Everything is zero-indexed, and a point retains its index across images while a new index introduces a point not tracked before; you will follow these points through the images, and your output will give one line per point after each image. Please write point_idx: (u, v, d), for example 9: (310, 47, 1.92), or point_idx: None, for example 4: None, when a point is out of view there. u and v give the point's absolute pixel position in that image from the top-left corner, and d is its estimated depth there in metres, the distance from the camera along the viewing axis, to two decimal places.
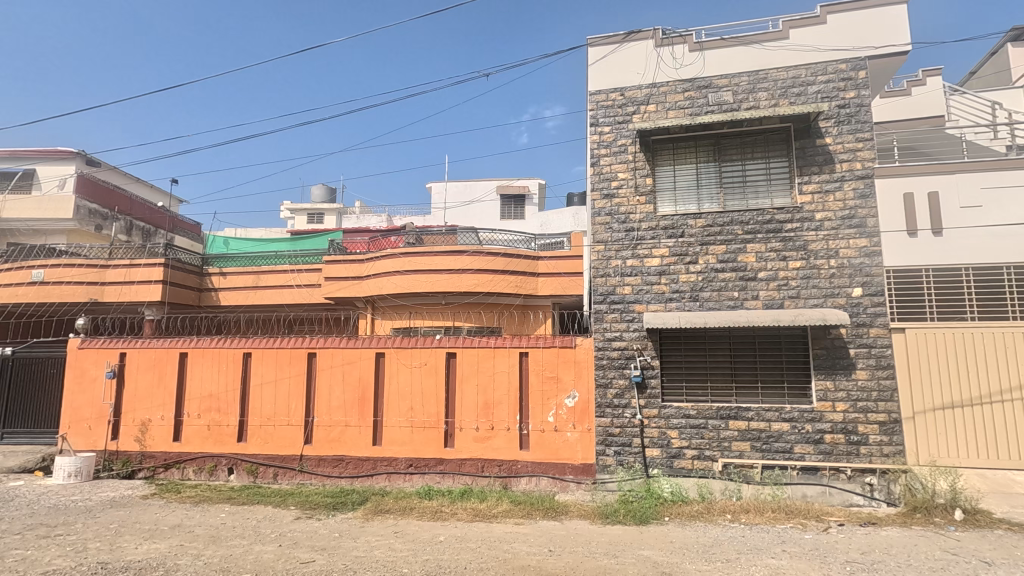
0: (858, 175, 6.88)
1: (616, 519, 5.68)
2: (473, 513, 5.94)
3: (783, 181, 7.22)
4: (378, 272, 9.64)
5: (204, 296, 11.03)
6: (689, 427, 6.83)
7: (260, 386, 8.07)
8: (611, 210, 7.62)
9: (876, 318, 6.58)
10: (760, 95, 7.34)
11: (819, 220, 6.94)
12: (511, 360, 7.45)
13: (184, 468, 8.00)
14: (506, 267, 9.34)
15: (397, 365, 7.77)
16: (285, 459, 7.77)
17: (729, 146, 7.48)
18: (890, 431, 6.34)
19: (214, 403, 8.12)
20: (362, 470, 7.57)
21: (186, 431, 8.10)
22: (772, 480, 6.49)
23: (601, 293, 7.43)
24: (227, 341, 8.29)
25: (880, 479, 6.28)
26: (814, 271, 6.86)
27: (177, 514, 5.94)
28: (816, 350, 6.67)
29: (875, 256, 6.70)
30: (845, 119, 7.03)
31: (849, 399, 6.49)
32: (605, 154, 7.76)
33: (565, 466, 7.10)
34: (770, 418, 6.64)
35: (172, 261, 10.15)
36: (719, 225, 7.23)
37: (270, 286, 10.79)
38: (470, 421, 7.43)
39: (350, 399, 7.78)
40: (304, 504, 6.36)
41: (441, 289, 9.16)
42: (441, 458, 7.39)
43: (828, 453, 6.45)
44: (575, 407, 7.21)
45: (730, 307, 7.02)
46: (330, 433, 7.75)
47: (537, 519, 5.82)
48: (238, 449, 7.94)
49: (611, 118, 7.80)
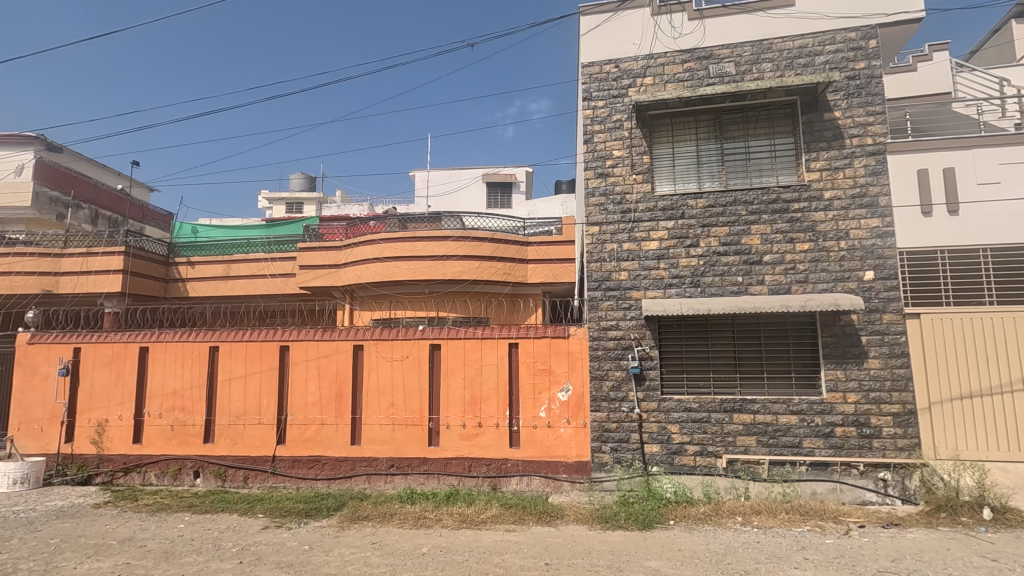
0: (869, 150, 6.46)
1: (616, 524, 5.19)
2: (459, 520, 5.40)
3: (789, 159, 6.78)
4: (356, 259, 9.06)
5: (171, 288, 10.32)
6: (691, 421, 6.37)
7: (229, 383, 7.46)
8: (606, 189, 7.10)
9: (889, 303, 6.19)
10: (765, 67, 6.86)
11: (828, 199, 6.51)
12: (500, 352, 6.93)
13: (146, 473, 7.39)
14: (493, 253, 8.83)
15: (377, 358, 7.21)
16: (255, 460, 7.20)
17: (731, 122, 7.02)
18: (905, 423, 5.97)
19: (179, 401, 7.50)
20: (340, 471, 7.02)
21: (148, 432, 7.48)
22: (781, 477, 6.07)
23: (596, 280, 6.92)
24: (192, 333, 7.67)
25: (894, 475, 5.91)
26: (823, 253, 6.43)
27: (129, 526, 5.31)
28: (825, 337, 6.26)
29: (887, 237, 6.29)
30: (855, 91, 6.58)
31: (861, 390, 6.10)
32: (599, 130, 7.23)
33: (558, 464, 6.62)
34: (777, 411, 6.21)
35: (132, 249, 9.44)
36: (721, 205, 6.76)
37: (242, 275, 10.13)
38: (456, 417, 6.90)
39: (327, 395, 7.21)
40: (274, 511, 5.77)
41: (424, 277, 8.61)
42: (425, 458, 6.86)
43: (838, 447, 6.04)
44: (569, 401, 6.71)
45: (733, 293, 6.57)
46: (305, 432, 7.18)
47: (530, 525, 5.31)
48: (204, 451, 7.33)
49: (606, 92, 7.27)
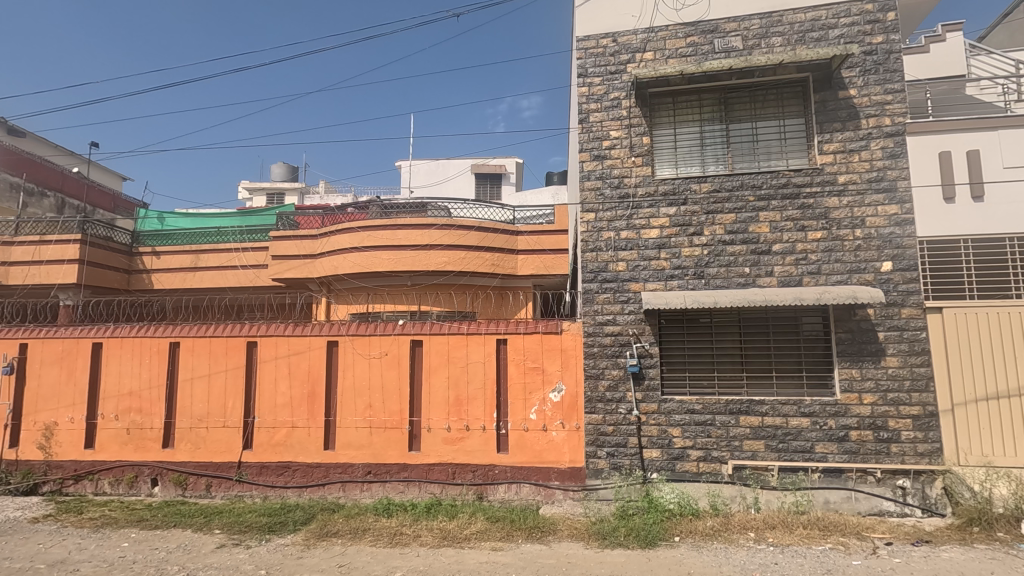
0: (886, 131, 5.98)
1: (615, 542, 4.67)
2: (440, 537, 4.84)
3: (799, 141, 6.29)
4: (333, 248, 8.46)
5: (134, 279, 9.61)
6: (693, 424, 5.85)
7: (191, 382, 6.83)
8: (603, 172, 6.55)
9: (908, 296, 5.72)
10: (774, 41, 6.33)
11: (843, 183, 6.02)
12: (487, 349, 6.38)
13: (99, 480, 6.76)
14: (480, 243, 8.28)
15: (353, 356, 6.62)
16: (219, 467, 6.59)
17: (737, 102, 6.51)
18: (925, 427, 5.50)
19: (135, 402, 6.86)
20: (312, 479, 6.44)
21: (102, 437, 6.83)
22: (793, 485, 5.60)
23: (591, 271, 6.38)
24: (151, 328, 7.02)
25: (914, 483, 5.47)
26: (837, 243, 5.94)
27: (64, 546, 4.69)
28: (839, 334, 5.78)
29: (907, 225, 5.82)
30: (872, 68, 6.09)
31: (878, 391, 5.62)
32: (595, 109, 6.66)
33: (549, 471, 6.09)
34: (787, 413, 5.71)
35: (90, 237, 8.73)
36: (727, 190, 6.25)
37: (211, 266, 9.48)
38: (440, 420, 6.34)
39: (298, 396, 6.61)
40: (232, 526, 5.16)
41: (406, 267, 8.02)
42: (404, 464, 6.30)
43: (854, 453, 5.57)
44: (562, 402, 6.17)
45: (740, 285, 6.06)
46: (274, 435, 6.57)
47: (519, 543, 4.76)
48: (163, 457, 6.70)
49: (602, 68, 6.71)
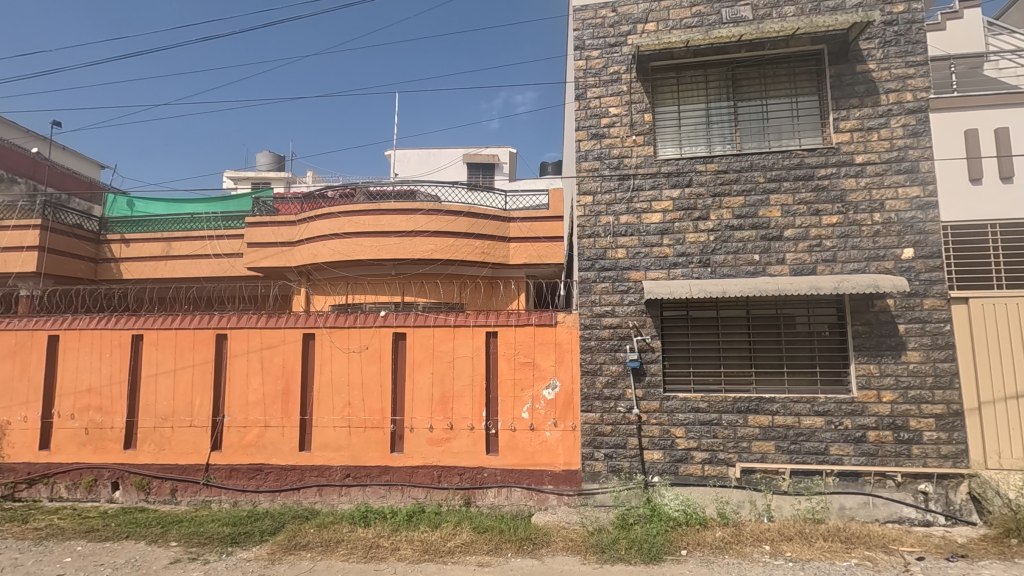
0: (908, 108, 5.53)
1: (615, 556, 4.23)
2: (420, 550, 4.35)
3: (814, 120, 5.84)
4: (313, 235, 7.97)
5: (101, 269, 9.08)
6: (698, 423, 5.40)
7: (155, 379, 6.31)
8: (601, 153, 6.07)
9: (931, 286, 5.28)
10: (786, 11, 5.86)
11: (860, 164, 5.56)
12: (475, 343, 5.90)
13: (55, 484, 6.23)
14: (469, 230, 7.82)
15: (330, 349, 6.11)
16: (185, 470, 6.08)
17: (745, 77, 6.04)
18: (950, 427, 5.08)
19: (94, 399, 6.33)
20: (286, 482, 5.94)
21: (58, 437, 6.31)
22: (806, 490, 5.16)
23: (588, 258, 5.90)
24: (111, 320, 6.48)
25: (937, 487, 5.05)
26: (855, 228, 5.49)
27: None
28: (855, 326, 5.34)
29: (929, 209, 5.37)
30: (893, 40, 5.62)
31: (898, 388, 5.19)
32: (593, 84, 6.16)
33: (542, 474, 5.63)
34: (799, 412, 5.27)
35: (51, 222, 8.17)
36: (735, 170, 5.77)
37: (184, 255, 8.97)
38: (424, 418, 5.86)
39: (271, 393, 6.10)
40: (191, 537, 4.66)
41: (390, 255, 7.55)
42: (386, 467, 5.82)
43: (872, 455, 5.13)
44: (555, 400, 5.71)
45: (749, 274, 5.60)
46: (245, 436, 6.07)
47: (509, 557, 4.29)
48: (124, 459, 6.19)
49: (601, 40, 6.20)
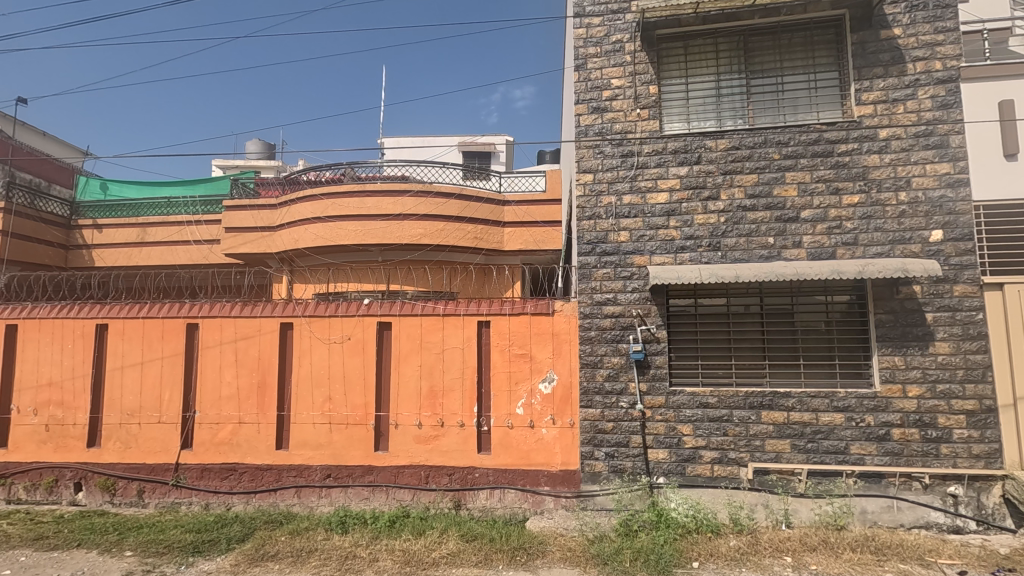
0: (937, 77, 5.07)
1: (618, 569, 3.83)
2: (401, 562, 3.93)
3: (832, 93, 5.39)
4: (295, 220, 7.52)
5: (72, 256, 8.63)
6: (707, 420, 4.97)
7: (121, 372, 5.85)
8: (603, 128, 5.60)
9: (961, 271, 4.84)
10: None
11: (884, 138, 5.11)
12: (466, 333, 5.45)
13: (13, 485, 5.79)
14: (460, 213, 7.37)
15: (310, 340, 5.65)
16: (153, 470, 5.63)
17: (758, 47, 5.57)
18: (982, 425, 4.66)
19: (56, 393, 5.87)
20: (261, 483, 5.50)
21: (16, 435, 5.86)
22: (826, 492, 4.74)
23: (588, 242, 5.44)
24: (74, 309, 6.01)
25: (967, 490, 4.64)
26: (878, 208, 5.05)
27: None
28: (878, 315, 4.91)
29: (960, 187, 4.93)
30: (921, 3, 5.16)
31: (925, 382, 4.77)
32: (594, 54, 5.68)
33: (538, 475, 5.20)
34: (817, 408, 4.84)
35: (16, 205, 7.65)
36: (748, 147, 5.32)
37: (160, 242, 8.55)
38: (411, 414, 5.41)
39: (245, 387, 5.65)
40: (149, 546, 4.21)
41: (376, 241, 7.09)
42: (369, 466, 5.38)
43: (896, 455, 4.72)
44: (553, 394, 5.27)
45: (763, 259, 5.16)
46: (217, 433, 5.62)
47: (500, 570, 3.86)
48: (87, 458, 5.74)
49: (602, 6, 5.72)
